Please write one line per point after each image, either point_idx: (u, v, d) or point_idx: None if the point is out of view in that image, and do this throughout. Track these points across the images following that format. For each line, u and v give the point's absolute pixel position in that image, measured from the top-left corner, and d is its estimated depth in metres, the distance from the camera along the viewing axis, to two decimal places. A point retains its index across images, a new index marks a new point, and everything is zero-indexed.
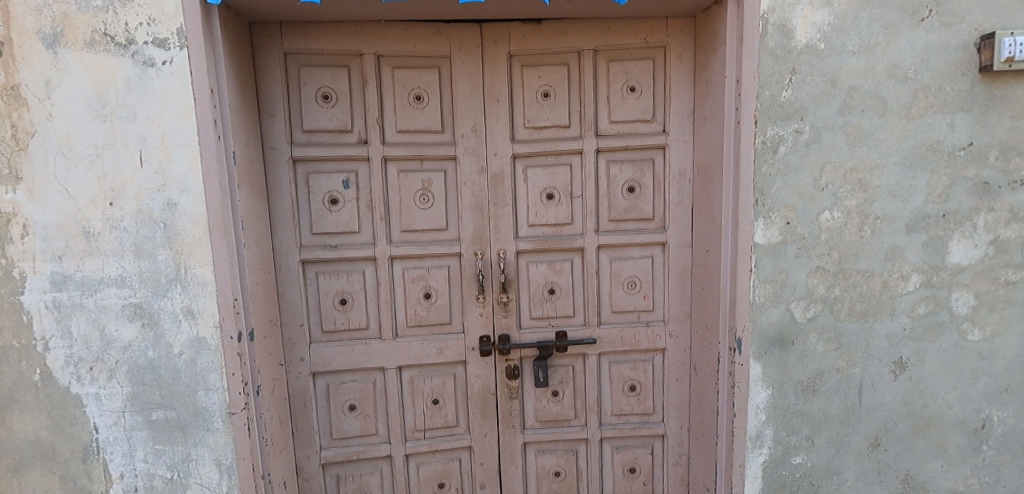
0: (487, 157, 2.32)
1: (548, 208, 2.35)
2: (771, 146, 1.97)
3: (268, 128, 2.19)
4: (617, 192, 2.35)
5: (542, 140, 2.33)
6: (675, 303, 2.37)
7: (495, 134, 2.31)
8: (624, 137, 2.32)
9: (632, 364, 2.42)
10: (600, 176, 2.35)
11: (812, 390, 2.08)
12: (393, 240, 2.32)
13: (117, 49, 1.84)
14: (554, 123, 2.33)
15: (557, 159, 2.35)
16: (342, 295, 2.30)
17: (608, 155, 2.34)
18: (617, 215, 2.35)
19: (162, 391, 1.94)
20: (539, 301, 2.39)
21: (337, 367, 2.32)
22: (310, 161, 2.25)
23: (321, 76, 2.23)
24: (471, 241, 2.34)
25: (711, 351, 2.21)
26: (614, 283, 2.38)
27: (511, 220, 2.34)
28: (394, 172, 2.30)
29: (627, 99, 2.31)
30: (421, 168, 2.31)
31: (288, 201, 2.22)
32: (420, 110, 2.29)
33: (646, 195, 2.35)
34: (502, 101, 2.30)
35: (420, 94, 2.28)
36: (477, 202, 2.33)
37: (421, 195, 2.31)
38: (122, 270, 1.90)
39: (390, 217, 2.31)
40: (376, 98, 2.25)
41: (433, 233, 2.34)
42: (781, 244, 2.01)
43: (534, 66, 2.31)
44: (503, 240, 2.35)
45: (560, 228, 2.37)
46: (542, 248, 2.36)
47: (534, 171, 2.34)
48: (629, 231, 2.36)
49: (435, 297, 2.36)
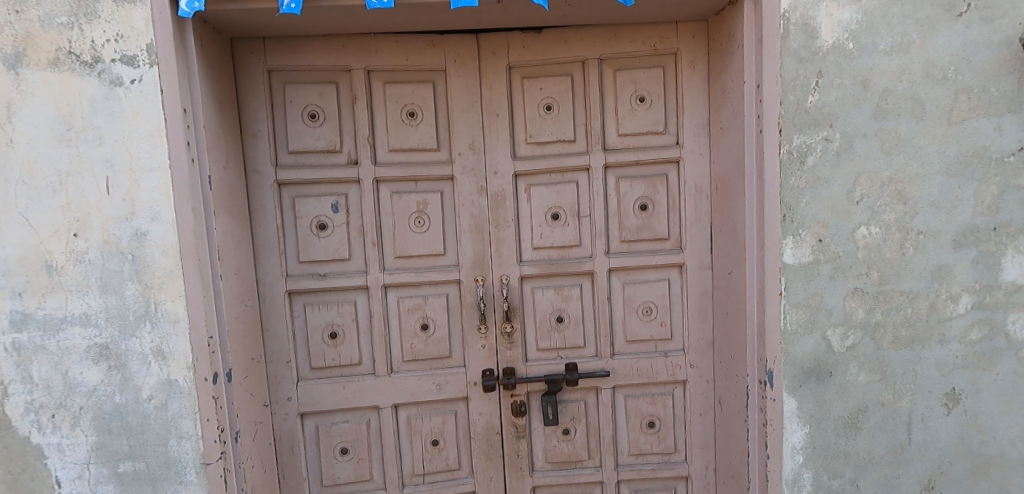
0: (486, 176, 2.15)
1: (553, 229, 2.17)
2: (798, 156, 1.79)
3: (251, 150, 2.03)
4: (628, 210, 2.16)
5: (546, 157, 2.16)
6: (695, 330, 2.17)
7: (496, 151, 2.14)
8: (635, 151, 2.15)
9: (650, 398, 2.21)
10: (609, 194, 2.16)
11: (854, 428, 1.86)
12: (387, 268, 2.14)
13: (82, 68, 1.69)
14: (559, 139, 2.16)
15: (563, 176, 2.17)
16: (332, 328, 2.12)
17: (617, 172, 2.16)
18: (629, 235, 2.17)
19: (130, 439, 1.77)
20: (546, 331, 2.20)
21: (328, 407, 2.13)
22: (296, 184, 2.09)
23: (307, 94, 2.07)
24: (470, 267, 2.16)
25: (738, 384, 2.00)
26: (628, 309, 2.19)
27: (514, 244, 2.17)
28: (386, 194, 2.13)
29: (636, 111, 2.14)
30: (416, 189, 2.15)
31: (272, 228, 2.06)
32: (414, 127, 2.13)
33: (660, 213, 2.16)
34: (502, 116, 2.14)
35: (414, 110, 2.12)
36: (476, 224, 2.15)
37: (416, 218, 2.14)
38: (86, 307, 1.73)
39: (383, 243, 2.14)
40: (366, 116, 2.09)
41: (430, 259, 2.16)
42: (813, 264, 1.82)
43: (536, 78, 2.15)
44: (506, 265, 2.17)
45: (567, 251, 2.18)
46: (548, 272, 2.18)
47: (537, 190, 2.17)
48: (642, 253, 2.17)
49: (433, 328, 2.17)
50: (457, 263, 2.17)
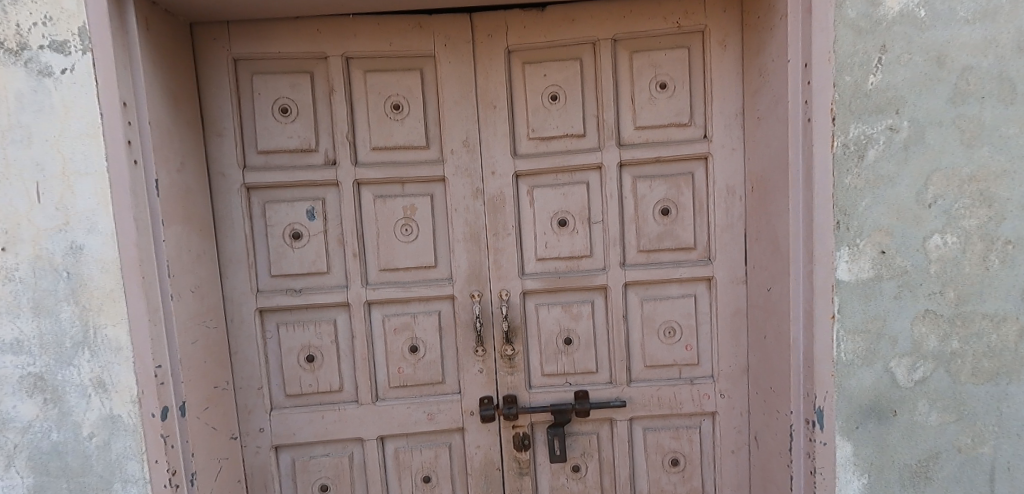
0: (484, 177, 1.87)
1: (560, 238, 1.89)
2: (856, 150, 1.48)
3: (215, 149, 1.80)
4: (647, 214, 1.86)
5: (551, 154, 1.87)
6: (726, 354, 1.86)
7: (494, 148, 1.87)
8: (655, 147, 1.84)
9: (673, 432, 1.91)
10: (624, 197, 1.87)
11: (923, 478, 1.57)
12: (370, 282, 1.89)
13: (7, 56, 1.46)
14: (566, 133, 1.87)
15: (570, 177, 1.88)
16: (309, 351, 1.88)
17: (634, 170, 1.87)
18: (648, 244, 1.87)
19: (70, 482, 1.55)
20: (552, 354, 1.92)
21: (304, 439, 1.89)
22: (267, 188, 1.84)
23: (278, 85, 1.82)
24: (465, 281, 1.89)
25: (779, 421, 1.69)
26: (647, 330, 1.89)
27: (515, 254, 1.89)
28: (369, 198, 1.88)
29: (656, 99, 1.84)
30: (403, 192, 1.89)
31: (240, 238, 1.82)
32: (399, 122, 1.86)
33: (684, 217, 1.86)
34: (501, 108, 1.86)
35: (399, 102, 1.86)
36: (472, 232, 1.88)
37: (403, 226, 1.88)
38: (17, 331, 1.51)
39: (366, 254, 1.88)
40: (345, 110, 1.84)
41: (419, 272, 1.90)
42: (874, 281, 1.52)
43: (538, 63, 1.86)
44: (506, 279, 1.89)
45: (576, 262, 1.89)
46: (554, 287, 1.89)
47: (542, 192, 1.88)
48: (663, 265, 1.87)
49: (424, 350, 1.91)
50: (450, 276, 1.91)
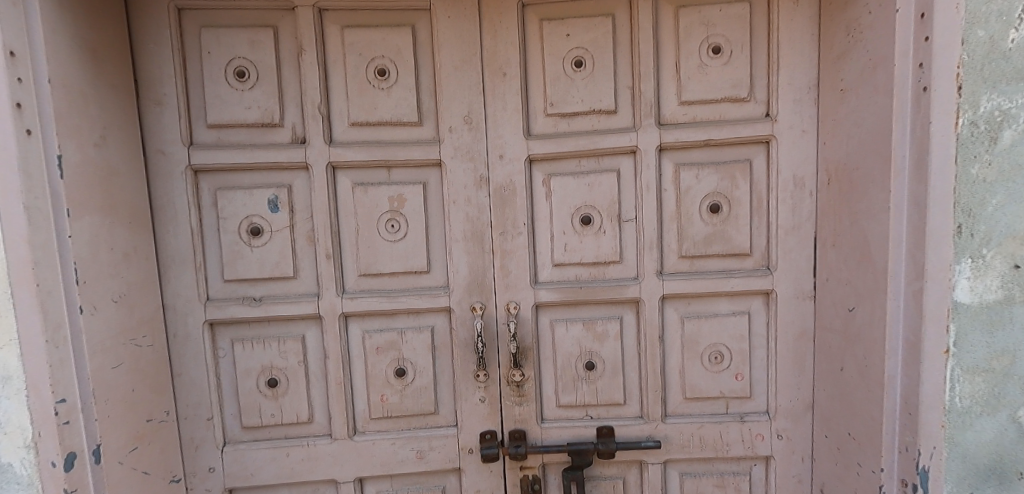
0: (490, 161, 1.51)
1: (583, 239, 1.53)
2: (989, 130, 1.13)
3: (154, 122, 1.44)
4: (692, 211, 1.49)
5: (574, 134, 1.50)
6: (786, 386, 1.50)
7: (502, 125, 1.50)
8: (705, 127, 1.47)
9: (717, 479, 1.56)
10: (664, 189, 1.50)
11: None
12: (347, 290, 1.53)
13: None
14: (592, 108, 1.50)
15: (597, 163, 1.52)
16: (271, 374, 1.53)
17: (676, 156, 1.49)
18: (693, 248, 1.50)
19: None
20: (570, 381, 1.56)
21: (265, 480, 1.54)
22: (220, 172, 1.48)
23: (234, 43, 1.47)
24: (464, 291, 1.54)
25: (860, 477, 1.33)
26: (689, 355, 1.53)
27: (528, 258, 1.53)
28: (346, 186, 1.51)
29: (707, 67, 1.46)
30: (389, 180, 1.52)
31: (185, 233, 1.47)
32: (385, 92, 1.50)
33: (739, 216, 1.48)
34: (514, 75, 1.49)
35: (385, 67, 1.49)
36: (474, 230, 1.52)
37: (388, 221, 1.52)
38: None
39: (343, 256, 1.53)
40: (317, 75, 1.48)
41: (408, 278, 1.55)
42: (1003, 304, 1.16)
43: (560, 20, 1.48)
44: (516, 288, 1.54)
45: (602, 269, 1.54)
46: (574, 300, 1.54)
47: (561, 182, 1.52)
48: (710, 275, 1.50)
49: (413, 374, 1.56)
50: (447, 284, 1.55)
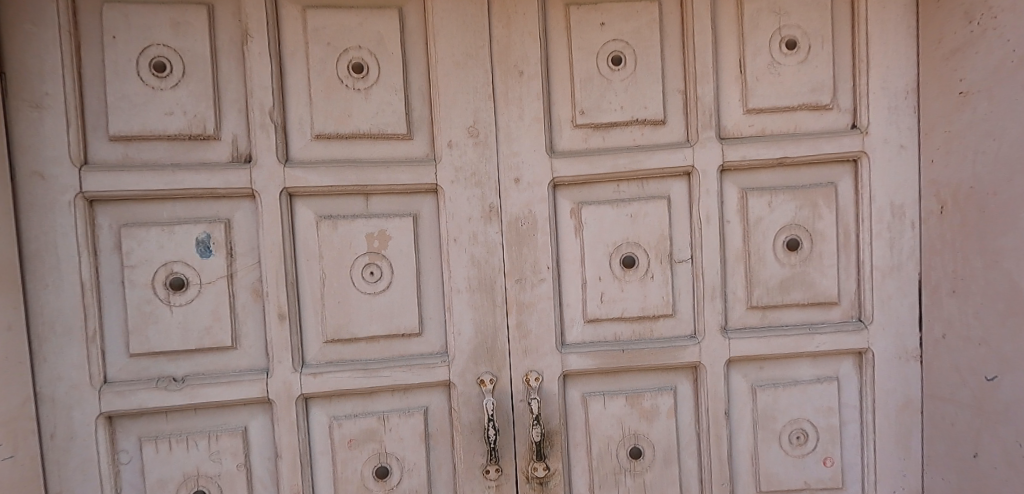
0: (503, 186, 1.14)
1: (624, 286, 1.17)
2: None
3: (30, 132, 1.02)
4: (764, 249, 1.16)
5: (611, 151, 1.16)
6: (887, 474, 1.17)
7: (518, 139, 1.15)
8: (779, 141, 1.15)
9: None
10: (727, 221, 1.16)
11: None
12: (308, 363, 1.12)
13: None
14: (634, 118, 1.16)
15: (641, 188, 1.17)
16: (197, 485, 1.09)
17: (742, 179, 1.16)
18: (766, 296, 1.16)
19: None
20: (609, 474, 1.19)
21: None
22: (126, 202, 1.06)
23: (150, 26, 1.06)
24: (468, 359, 1.15)
25: None
26: (762, 435, 1.18)
27: (553, 313, 1.16)
28: (307, 221, 1.11)
29: (780, 66, 1.15)
30: (366, 211, 1.13)
31: (73, 290, 1.03)
32: (362, 93, 1.12)
33: (823, 254, 1.16)
34: (534, 74, 1.14)
35: (361, 61, 1.11)
36: (481, 278, 1.15)
37: (366, 267, 1.12)
38: None
39: (303, 317, 1.11)
40: (268, 69, 1.08)
41: (393, 344, 1.15)
42: None
43: (592, 5, 1.15)
44: (537, 354, 1.16)
45: (648, 326, 1.18)
46: (614, 367, 1.17)
47: (595, 212, 1.16)
48: (789, 332, 1.16)
49: (399, 475, 1.15)
50: (445, 349, 1.16)
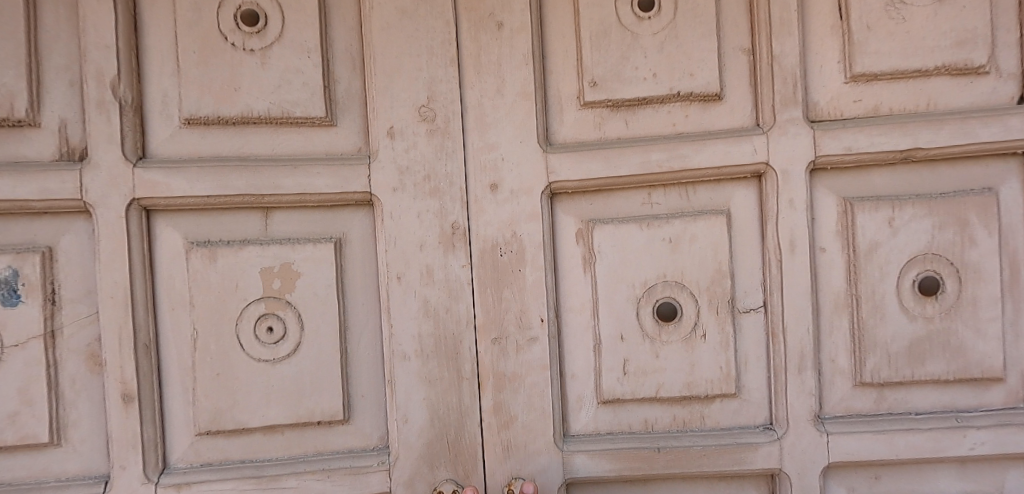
0: (472, 196, 0.75)
1: (659, 350, 0.77)
2: None
3: None
4: (882, 294, 0.74)
5: (637, 142, 0.75)
6: None
7: (495, 125, 0.75)
8: (907, 123, 0.72)
9: None
10: (822, 249, 0.74)
11: None
12: (174, 465, 0.74)
13: None
14: (674, 92, 0.75)
15: (684, 200, 0.77)
16: None
17: (844, 185, 0.74)
18: (886, 369, 0.74)
19: None
20: None
21: None
22: None
23: None
24: (419, 460, 0.76)
25: None
26: None
27: (549, 391, 0.76)
28: (173, 250, 0.73)
29: (904, 7, 0.73)
30: (264, 236, 0.75)
31: None
32: (256, 57, 0.74)
33: (977, 302, 0.73)
34: (519, 27, 0.75)
35: (256, 8, 0.74)
36: (439, 336, 0.75)
37: (259, 321, 0.74)
38: None
39: (166, 396, 0.74)
40: (110, 18, 0.71)
41: (304, 435, 0.76)
42: None
43: None
44: (525, 452, 0.76)
45: (698, 410, 0.77)
46: (645, 474, 0.76)
47: (614, 236, 0.77)
48: (925, 426, 0.73)
49: None
50: (385, 443, 0.77)
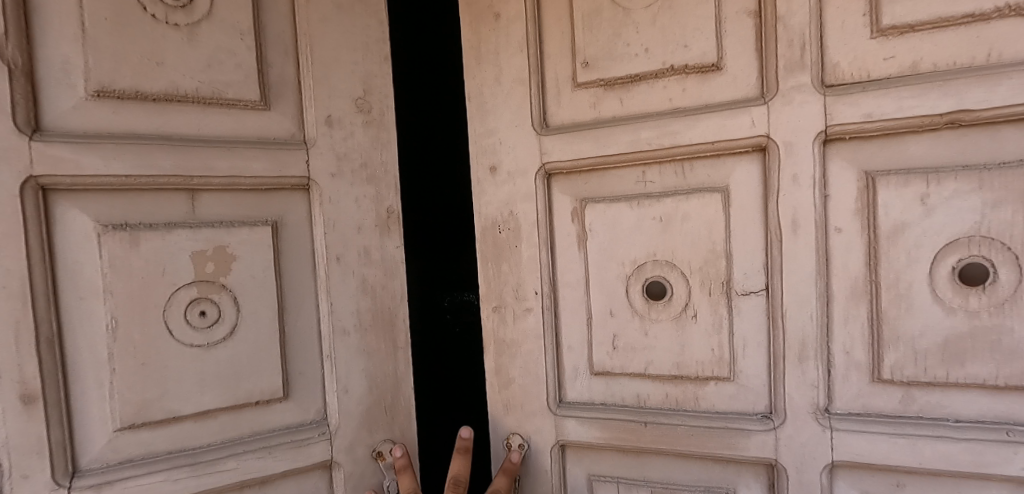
0: (475, 179, 0.79)
1: (648, 327, 0.74)
2: None
3: None
4: (911, 285, 0.64)
5: (627, 122, 0.71)
6: None
7: (494, 112, 0.77)
8: (951, 82, 0.60)
9: None
10: (835, 230, 0.66)
11: None
12: (85, 468, 0.66)
13: None
14: (667, 66, 0.69)
15: (679, 176, 0.71)
16: None
17: (868, 156, 0.64)
18: (913, 368, 0.65)
19: None
20: None
21: None
22: None
23: None
24: (358, 428, 0.78)
25: None
26: None
27: (543, 358, 0.78)
28: (79, 233, 0.65)
29: None
30: (191, 218, 0.70)
31: None
32: (182, 33, 0.69)
33: None
34: (515, 15, 0.75)
35: None
36: (377, 310, 0.79)
37: (192, 306, 0.69)
38: None
39: (73, 393, 0.65)
40: None
41: (241, 418, 0.72)
42: None
43: None
44: (522, 413, 0.80)
45: (692, 391, 0.73)
46: (637, 446, 0.75)
47: (604, 215, 0.74)
48: (963, 437, 0.63)
49: None
50: (322, 416, 0.77)
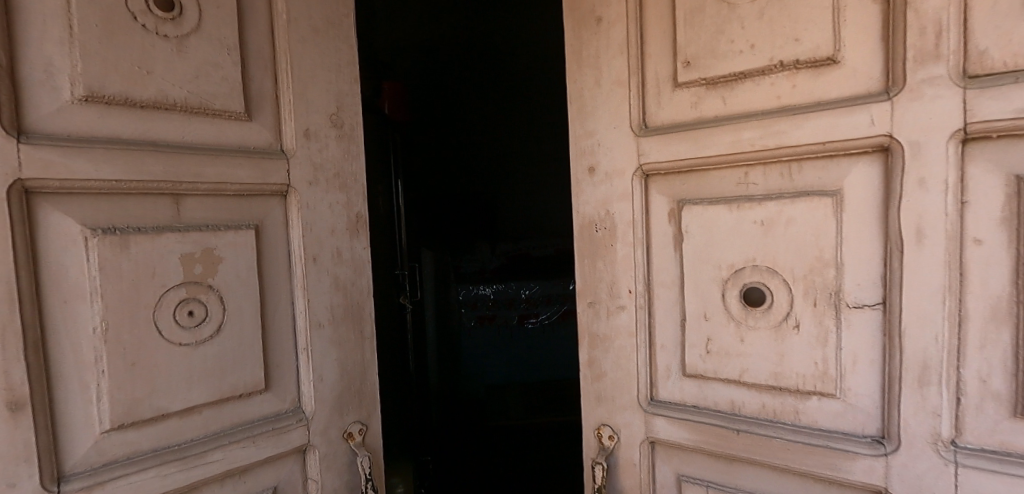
0: (575, 178, 0.76)
1: (745, 338, 0.67)
2: None
3: None
4: None
5: (731, 122, 0.64)
6: None
7: (592, 114, 0.74)
8: None
9: None
10: (974, 241, 0.56)
11: None
12: (71, 473, 0.57)
13: None
14: (775, 62, 0.62)
15: (788, 179, 0.63)
16: None
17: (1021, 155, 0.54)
18: None
19: None
20: None
21: None
22: None
23: None
24: (332, 411, 0.74)
25: None
26: None
27: (636, 358, 0.74)
28: (59, 228, 0.56)
29: None
30: (179, 222, 0.62)
31: None
32: (171, 44, 0.62)
33: None
34: (616, 16, 0.71)
35: None
36: (346, 302, 0.75)
37: (180, 307, 0.62)
38: None
39: (60, 406, 0.57)
40: None
41: (222, 411, 0.66)
42: None
43: None
44: (614, 404, 0.76)
45: (792, 404, 0.65)
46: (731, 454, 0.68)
47: (701, 216, 0.68)
48: None
49: None
50: (297, 404, 0.72)
